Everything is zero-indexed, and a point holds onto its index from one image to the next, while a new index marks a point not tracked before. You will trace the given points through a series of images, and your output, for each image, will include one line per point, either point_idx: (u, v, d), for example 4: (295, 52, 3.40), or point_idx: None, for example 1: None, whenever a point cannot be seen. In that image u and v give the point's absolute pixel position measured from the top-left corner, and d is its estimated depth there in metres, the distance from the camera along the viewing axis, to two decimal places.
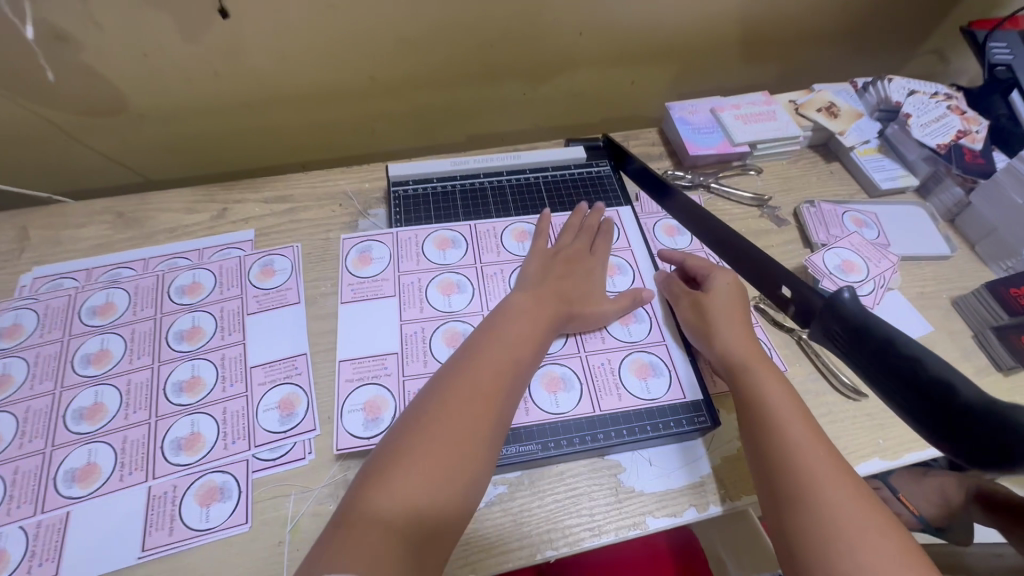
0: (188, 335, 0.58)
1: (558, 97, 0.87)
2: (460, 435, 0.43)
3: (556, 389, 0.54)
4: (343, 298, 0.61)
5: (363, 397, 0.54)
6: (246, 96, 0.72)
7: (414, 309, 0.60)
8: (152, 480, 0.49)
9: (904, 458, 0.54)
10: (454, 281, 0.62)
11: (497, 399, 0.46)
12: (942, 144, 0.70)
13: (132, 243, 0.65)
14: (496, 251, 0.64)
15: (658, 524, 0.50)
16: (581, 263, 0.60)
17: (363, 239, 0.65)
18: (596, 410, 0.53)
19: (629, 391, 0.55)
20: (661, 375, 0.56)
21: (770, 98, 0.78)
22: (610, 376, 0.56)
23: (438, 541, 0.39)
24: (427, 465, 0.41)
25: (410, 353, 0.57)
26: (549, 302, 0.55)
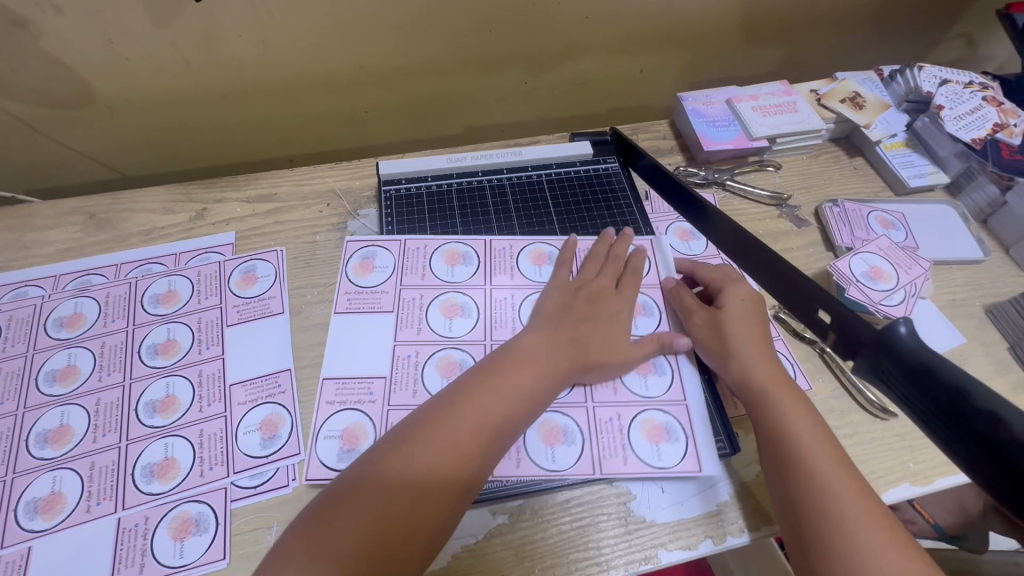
0: (162, 349, 0.53)
1: (562, 87, 0.81)
2: (472, 429, 0.43)
3: (555, 441, 0.49)
4: (337, 308, 0.56)
5: (342, 423, 0.49)
6: (225, 86, 0.67)
7: (410, 330, 0.54)
8: (121, 512, 0.45)
9: (937, 484, 0.50)
10: (457, 303, 0.56)
11: (514, 410, 0.45)
12: (977, 139, 0.64)
13: (103, 247, 0.61)
14: (508, 273, 0.58)
15: (671, 557, 0.46)
16: (603, 304, 0.54)
17: (368, 243, 0.60)
18: (595, 472, 0.47)
19: (636, 455, 0.48)
20: (676, 441, 0.49)
21: (790, 88, 0.73)
22: (618, 435, 0.49)
23: (433, 540, 0.39)
24: (431, 462, 0.41)
25: (399, 380, 0.51)
26: (562, 348, 0.49)
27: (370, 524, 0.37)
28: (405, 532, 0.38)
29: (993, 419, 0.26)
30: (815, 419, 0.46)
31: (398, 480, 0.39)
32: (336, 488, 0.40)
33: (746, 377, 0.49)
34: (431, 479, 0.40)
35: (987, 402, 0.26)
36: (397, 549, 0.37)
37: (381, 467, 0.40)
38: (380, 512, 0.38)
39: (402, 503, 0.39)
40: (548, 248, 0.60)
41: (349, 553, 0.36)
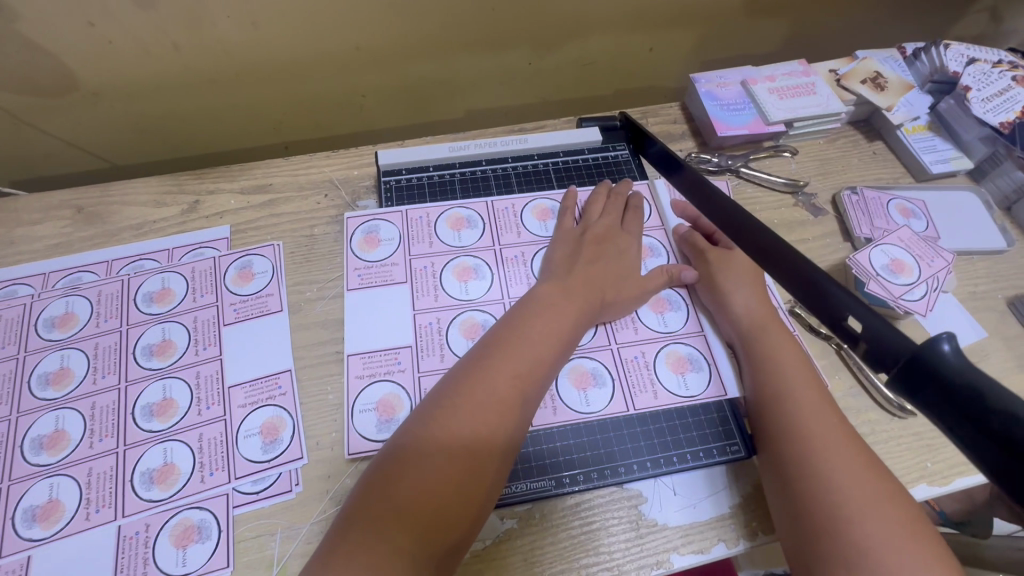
0: (158, 350, 0.52)
1: (567, 68, 0.78)
2: (500, 395, 0.41)
3: (585, 385, 0.50)
4: (349, 285, 0.55)
5: (376, 395, 0.50)
6: (214, 71, 0.64)
7: (427, 297, 0.54)
8: (121, 519, 0.44)
9: (955, 484, 0.49)
10: (470, 266, 0.56)
11: (547, 361, 0.44)
12: (1006, 123, 0.61)
13: (93, 243, 0.58)
14: (516, 231, 0.58)
15: (683, 562, 0.45)
16: (612, 242, 0.54)
17: (369, 218, 0.59)
18: (630, 409, 0.49)
19: (665, 388, 0.50)
20: (700, 369, 0.51)
21: (809, 68, 0.69)
22: (644, 371, 0.51)
23: (487, 499, 0.39)
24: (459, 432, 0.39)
25: (425, 346, 0.52)
26: (578, 291, 0.49)
27: (424, 487, 0.36)
28: (463, 495, 0.37)
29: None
30: (810, 371, 0.46)
31: (442, 443, 0.38)
32: (381, 459, 0.38)
33: (749, 312, 0.50)
34: (477, 442, 0.39)
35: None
36: (455, 511, 0.37)
37: (423, 433, 0.39)
38: (435, 477, 0.37)
39: (452, 466, 0.37)
40: (551, 203, 0.60)
41: (407, 519, 0.35)
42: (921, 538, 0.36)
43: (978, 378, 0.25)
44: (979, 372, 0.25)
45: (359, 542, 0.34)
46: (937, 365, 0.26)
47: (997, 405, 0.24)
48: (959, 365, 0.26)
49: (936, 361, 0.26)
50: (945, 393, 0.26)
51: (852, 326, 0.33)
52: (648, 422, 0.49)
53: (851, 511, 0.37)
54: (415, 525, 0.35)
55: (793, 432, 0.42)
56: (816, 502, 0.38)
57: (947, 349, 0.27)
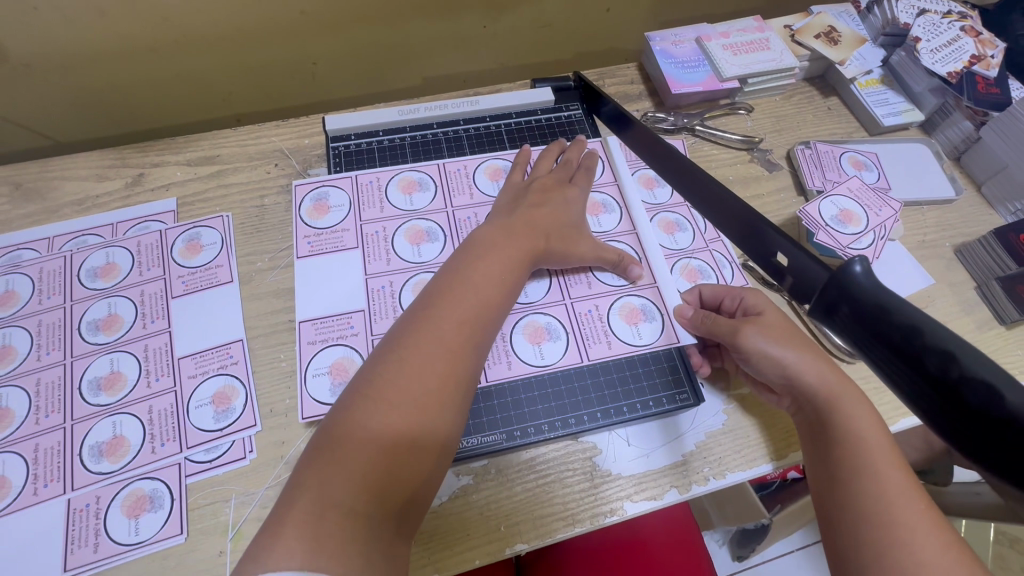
0: (104, 325, 0.51)
1: (522, 31, 0.76)
2: (450, 346, 0.40)
3: (540, 339, 0.50)
4: (298, 252, 0.54)
5: (329, 359, 0.49)
6: (152, 39, 0.61)
7: (380, 261, 0.54)
8: (71, 492, 0.44)
9: (899, 423, 0.50)
10: (423, 229, 0.55)
11: (490, 308, 0.44)
12: (954, 72, 0.62)
13: (32, 220, 0.56)
14: (468, 192, 0.58)
15: (637, 509, 0.45)
16: (559, 193, 0.53)
17: (319, 185, 0.58)
18: (584, 360, 0.50)
19: (618, 337, 0.51)
20: (653, 320, 0.52)
21: (763, 23, 0.69)
22: (598, 323, 0.51)
23: (442, 455, 0.38)
24: (413, 386, 0.38)
25: (378, 310, 0.51)
26: (522, 233, 0.49)
27: (375, 448, 0.36)
28: (415, 453, 0.37)
29: (945, 355, 0.23)
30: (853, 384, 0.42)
31: (390, 401, 0.37)
32: (324, 425, 0.37)
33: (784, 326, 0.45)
34: (430, 392, 0.38)
35: (941, 339, 0.23)
36: (411, 468, 0.36)
37: (369, 394, 0.38)
38: (383, 438, 0.36)
39: (407, 420, 0.37)
40: (503, 164, 0.60)
41: (361, 482, 0.34)
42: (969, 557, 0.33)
43: (883, 297, 0.26)
44: (883, 290, 0.26)
45: (308, 509, 0.33)
46: (852, 287, 0.27)
47: (902, 319, 0.25)
48: (868, 284, 0.27)
49: (849, 283, 0.28)
50: (859, 315, 0.27)
51: (780, 262, 0.35)
52: (599, 371, 0.50)
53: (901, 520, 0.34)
54: (370, 486, 0.34)
55: (845, 441, 0.38)
56: (862, 508, 0.35)
57: (858, 270, 0.28)
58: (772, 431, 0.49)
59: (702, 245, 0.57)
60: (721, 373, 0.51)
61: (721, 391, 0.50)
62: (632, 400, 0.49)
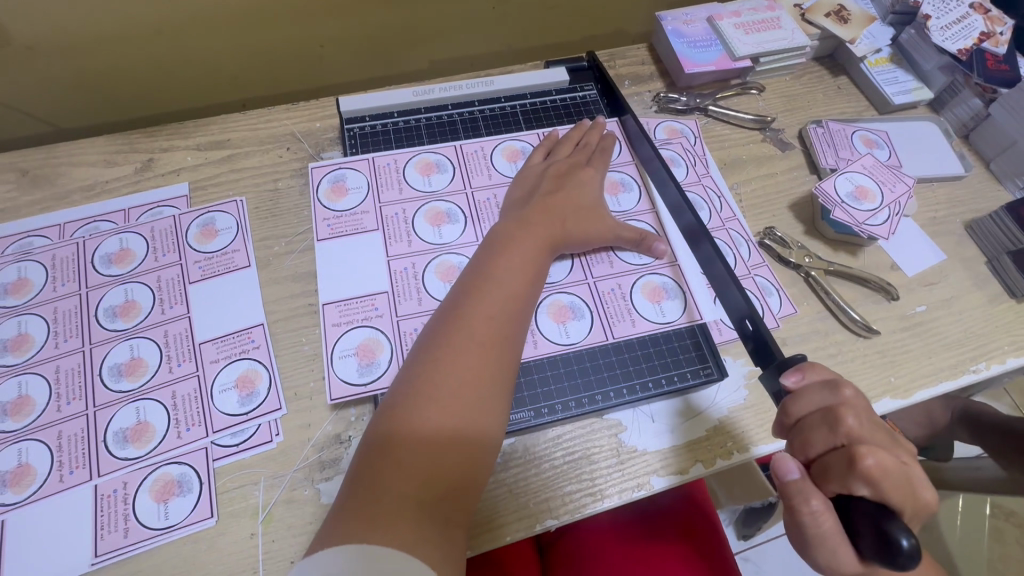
0: (121, 312, 0.50)
1: (530, 13, 0.75)
2: (481, 339, 0.41)
3: (565, 318, 0.50)
4: (318, 235, 0.54)
5: (355, 341, 0.49)
6: (158, 22, 0.60)
7: (401, 243, 0.53)
8: (97, 479, 0.43)
9: (916, 395, 0.51)
10: (442, 211, 0.55)
11: (519, 297, 0.44)
12: (964, 49, 0.62)
13: (42, 207, 0.55)
14: (486, 173, 0.57)
15: (663, 483, 0.46)
16: (574, 176, 0.53)
17: (335, 167, 0.57)
18: (609, 338, 0.50)
19: (642, 315, 0.51)
20: (675, 297, 0.52)
21: (774, 2, 0.69)
22: (622, 302, 0.51)
23: (489, 443, 0.38)
24: (447, 381, 0.39)
25: (402, 291, 0.51)
26: (542, 218, 0.49)
27: (416, 441, 0.37)
28: (459, 442, 0.37)
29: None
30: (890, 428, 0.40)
31: (430, 396, 0.38)
32: (374, 425, 0.38)
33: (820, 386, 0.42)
34: (465, 385, 0.39)
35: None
36: (458, 456, 0.37)
37: (408, 391, 0.39)
38: (426, 431, 0.37)
39: (444, 416, 0.38)
40: (521, 145, 0.59)
41: (403, 472, 0.35)
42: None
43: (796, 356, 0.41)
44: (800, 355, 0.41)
45: (362, 500, 0.34)
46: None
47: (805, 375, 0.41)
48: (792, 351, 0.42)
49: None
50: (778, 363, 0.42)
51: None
52: (624, 349, 0.50)
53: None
54: (417, 475, 0.35)
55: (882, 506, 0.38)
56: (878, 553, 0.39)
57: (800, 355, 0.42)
58: None
59: (719, 224, 0.58)
60: (742, 349, 0.52)
61: (742, 366, 0.51)
62: (654, 377, 0.49)
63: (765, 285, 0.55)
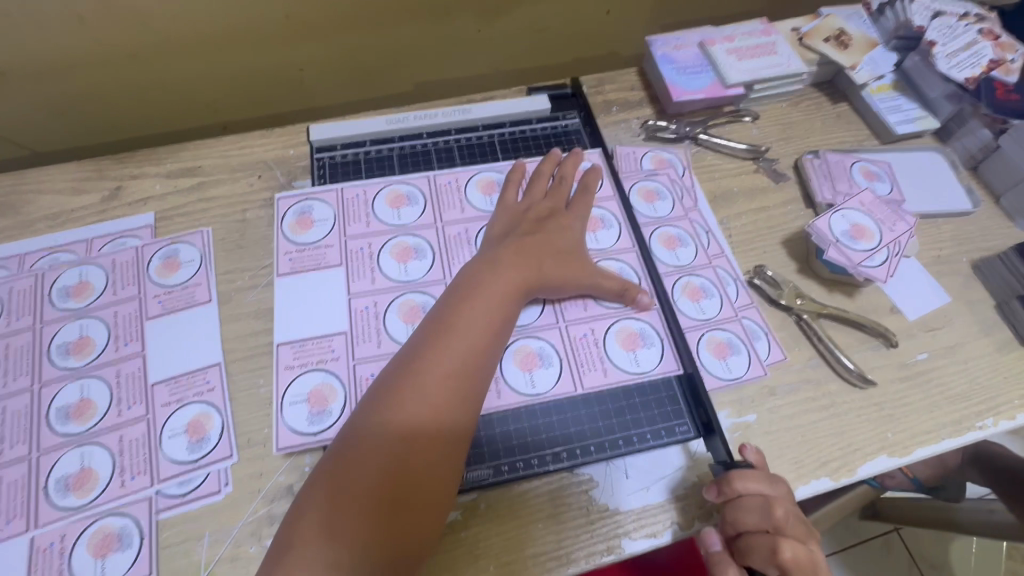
0: (75, 349, 0.48)
1: (517, 35, 0.74)
2: (436, 400, 0.39)
3: (532, 366, 0.47)
4: (279, 270, 0.52)
5: (308, 385, 0.46)
6: (130, 48, 0.59)
7: (364, 280, 0.51)
8: (34, 530, 0.41)
9: (916, 454, 0.47)
10: (410, 246, 0.53)
11: (480, 352, 0.41)
12: (971, 79, 0.59)
13: (5, 236, 0.54)
14: (459, 207, 0.55)
15: (635, 547, 0.43)
16: (553, 220, 0.51)
17: (302, 198, 0.55)
18: (578, 389, 0.47)
19: (614, 365, 0.48)
20: (652, 345, 0.49)
21: (770, 27, 0.66)
22: (593, 349, 0.49)
23: (441, 503, 0.37)
24: (397, 445, 0.37)
25: (361, 333, 0.48)
26: (513, 264, 0.46)
27: (356, 510, 0.35)
28: (406, 508, 0.36)
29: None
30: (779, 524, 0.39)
31: (376, 453, 0.37)
32: (314, 482, 0.37)
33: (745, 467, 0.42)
34: (415, 451, 0.37)
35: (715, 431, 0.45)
36: (405, 525, 0.36)
37: (352, 450, 0.37)
38: (369, 496, 0.35)
39: (388, 481, 0.36)
40: (497, 176, 0.57)
41: (346, 540, 0.34)
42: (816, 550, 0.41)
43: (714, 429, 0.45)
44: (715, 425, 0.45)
45: (300, 563, 0.33)
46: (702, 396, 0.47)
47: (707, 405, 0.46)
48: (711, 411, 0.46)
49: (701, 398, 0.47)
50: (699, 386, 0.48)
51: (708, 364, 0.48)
52: (593, 402, 0.47)
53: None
54: (361, 537, 0.34)
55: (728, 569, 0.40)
56: None
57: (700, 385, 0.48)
58: (780, 460, 0.46)
59: (705, 261, 0.55)
60: (725, 400, 0.48)
61: (726, 419, 0.47)
62: (622, 434, 0.46)
63: (752, 328, 0.51)
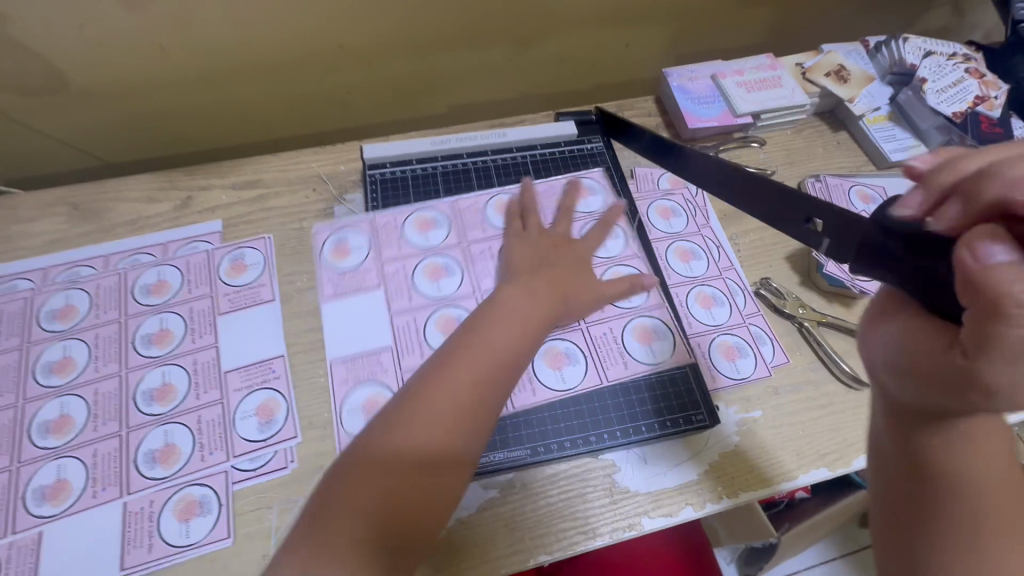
0: (156, 339, 0.54)
1: (544, 64, 0.80)
2: (461, 407, 0.43)
3: (560, 364, 0.53)
4: (323, 294, 0.57)
5: (362, 397, 0.52)
6: (199, 71, 0.66)
7: (402, 299, 0.57)
8: (127, 496, 0.47)
9: None
10: (440, 265, 0.59)
11: (505, 367, 0.46)
12: (958, 113, 0.65)
13: (90, 239, 0.61)
14: (481, 228, 0.61)
15: (653, 524, 0.48)
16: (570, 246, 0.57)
17: (338, 228, 0.61)
18: (603, 381, 0.53)
19: (633, 357, 0.54)
20: (664, 338, 0.55)
21: (776, 61, 0.73)
22: (613, 344, 0.54)
23: (450, 500, 0.42)
24: (422, 442, 0.41)
25: (404, 346, 0.54)
26: (539, 287, 0.51)
27: (378, 495, 0.39)
28: (420, 499, 0.40)
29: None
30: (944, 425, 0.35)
31: (395, 455, 0.40)
32: (343, 468, 0.41)
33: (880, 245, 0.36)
34: (437, 450, 0.41)
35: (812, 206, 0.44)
36: (419, 513, 0.40)
37: (382, 441, 0.41)
38: (393, 483, 0.40)
39: (411, 474, 0.40)
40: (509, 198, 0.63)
41: (368, 520, 0.38)
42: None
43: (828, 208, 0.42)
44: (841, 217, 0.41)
45: (327, 537, 0.38)
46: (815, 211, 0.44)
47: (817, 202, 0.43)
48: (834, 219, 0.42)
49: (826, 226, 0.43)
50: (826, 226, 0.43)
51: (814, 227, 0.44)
52: (619, 395, 0.53)
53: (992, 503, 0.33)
54: (381, 518, 0.39)
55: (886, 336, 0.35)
56: None
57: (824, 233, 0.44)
58: (782, 451, 0.51)
59: (716, 273, 0.61)
60: (733, 396, 0.54)
61: (735, 414, 0.53)
62: (645, 421, 0.52)
63: (758, 334, 0.57)
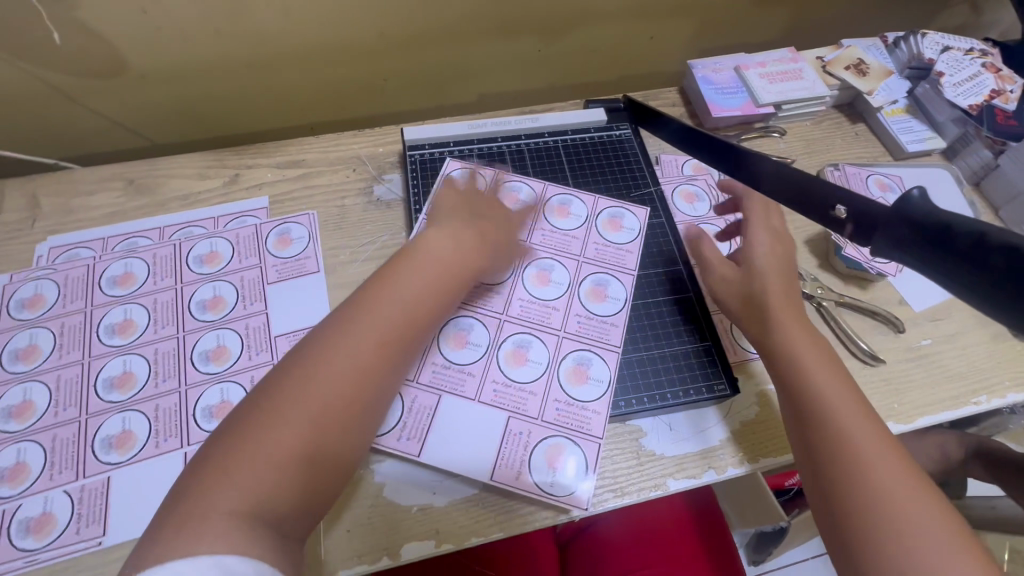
0: (210, 305, 0.58)
1: (571, 56, 0.84)
2: (353, 374, 0.41)
3: (602, 295, 0.58)
4: None
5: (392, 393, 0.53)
6: (248, 56, 0.70)
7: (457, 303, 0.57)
8: (187, 447, 0.50)
9: (918, 422, 0.55)
10: None
11: (402, 331, 0.45)
12: (975, 105, 0.68)
13: (145, 212, 0.64)
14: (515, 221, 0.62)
15: (679, 485, 0.51)
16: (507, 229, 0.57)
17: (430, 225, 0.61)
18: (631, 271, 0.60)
19: (621, 242, 0.62)
20: (620, 215, 0.64)
21: (797, 55, 0.75)
22: (609, 249, 0.61)
23: (337, 468, 0.40)
24: (313, 408, 0.39)
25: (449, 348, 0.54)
26: (450, 254, 0.50)
27: (268, 462, 0.37)
28: (312, 466, 0.38)
29: (1011, 249, 0.26)
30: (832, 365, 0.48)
31: (284, 419, 0.38)
32: (224, 438, 0.38)
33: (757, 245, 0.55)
34: (331, 414, 0.40)
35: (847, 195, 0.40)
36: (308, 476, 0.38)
37: (274, 404, 0.39)
38: (280, 451, 0.37)
39: (299, 440, 0.38)
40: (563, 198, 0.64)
41: (253, 488, 0.36)
42: (917, 472, 0.42)
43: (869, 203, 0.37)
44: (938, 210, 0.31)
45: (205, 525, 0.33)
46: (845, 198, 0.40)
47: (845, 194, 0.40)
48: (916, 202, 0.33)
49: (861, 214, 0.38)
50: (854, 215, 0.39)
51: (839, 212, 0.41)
52: (656, 361, 0.56)
53: (868, 456, 0.42)
54: (270, 485, 0.36)
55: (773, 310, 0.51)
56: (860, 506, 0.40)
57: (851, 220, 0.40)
58: None
59: None
60: (754, 369, 0.57)
61: (756, 386, 0.56)
62: (678, 377, 0.55)
63: None
